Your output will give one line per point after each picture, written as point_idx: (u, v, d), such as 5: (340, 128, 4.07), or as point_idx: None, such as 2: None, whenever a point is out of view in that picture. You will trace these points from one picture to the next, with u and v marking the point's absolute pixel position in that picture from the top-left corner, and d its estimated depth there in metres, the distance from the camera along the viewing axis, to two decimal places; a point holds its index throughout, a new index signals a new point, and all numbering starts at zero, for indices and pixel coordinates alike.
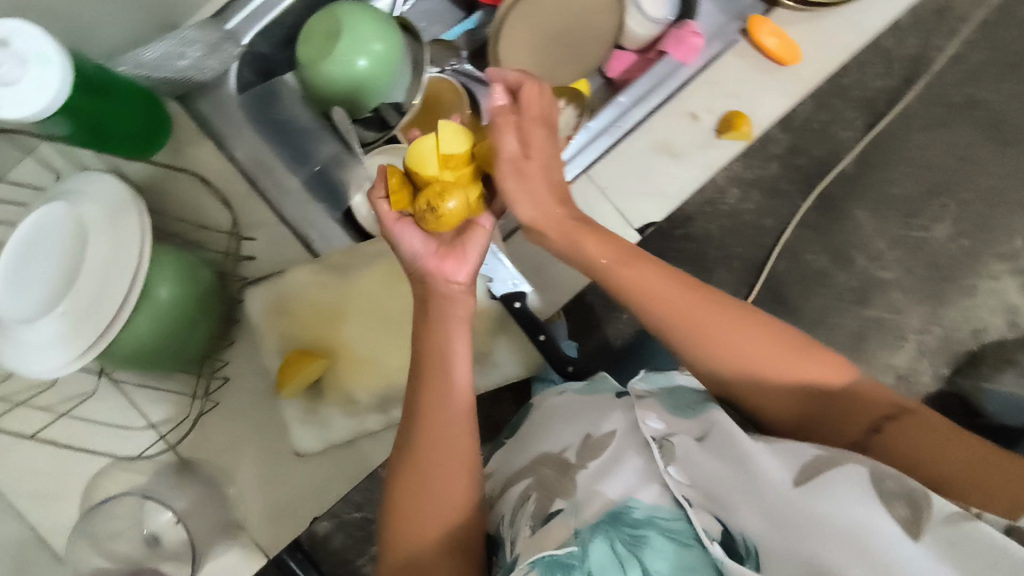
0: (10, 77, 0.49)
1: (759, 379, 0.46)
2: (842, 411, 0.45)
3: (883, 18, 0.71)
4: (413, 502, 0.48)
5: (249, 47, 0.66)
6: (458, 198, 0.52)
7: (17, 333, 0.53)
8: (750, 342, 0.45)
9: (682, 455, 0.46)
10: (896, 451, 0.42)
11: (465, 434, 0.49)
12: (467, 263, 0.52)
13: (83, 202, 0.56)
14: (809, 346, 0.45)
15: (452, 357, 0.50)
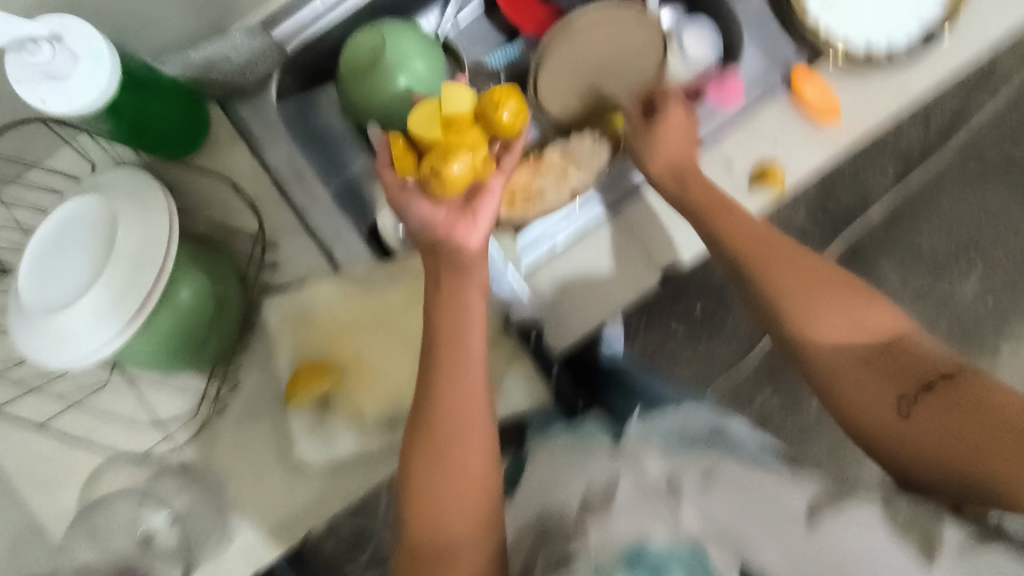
0: (58, 73, 0.48)
1: (835, 339, 0.54)
2: (901, 371, 0.52)
3: (930, 78, 0.65)
4: (435, 494, 0.49)
5: (294, 56, 0.69)
6: (464, 162, 0.54)
7: (42, 321, 0.54)
8: (829, 310, 0.55)
9: (691, 495, 0.48)
10: (946, 415, 0.48)
11: (480, 430, 0.51)
12: (480, 228, 0.53)
13: (117, 197, 0.57)
14: (877, 313, 0.55)
15: (466, 348, 0.52)
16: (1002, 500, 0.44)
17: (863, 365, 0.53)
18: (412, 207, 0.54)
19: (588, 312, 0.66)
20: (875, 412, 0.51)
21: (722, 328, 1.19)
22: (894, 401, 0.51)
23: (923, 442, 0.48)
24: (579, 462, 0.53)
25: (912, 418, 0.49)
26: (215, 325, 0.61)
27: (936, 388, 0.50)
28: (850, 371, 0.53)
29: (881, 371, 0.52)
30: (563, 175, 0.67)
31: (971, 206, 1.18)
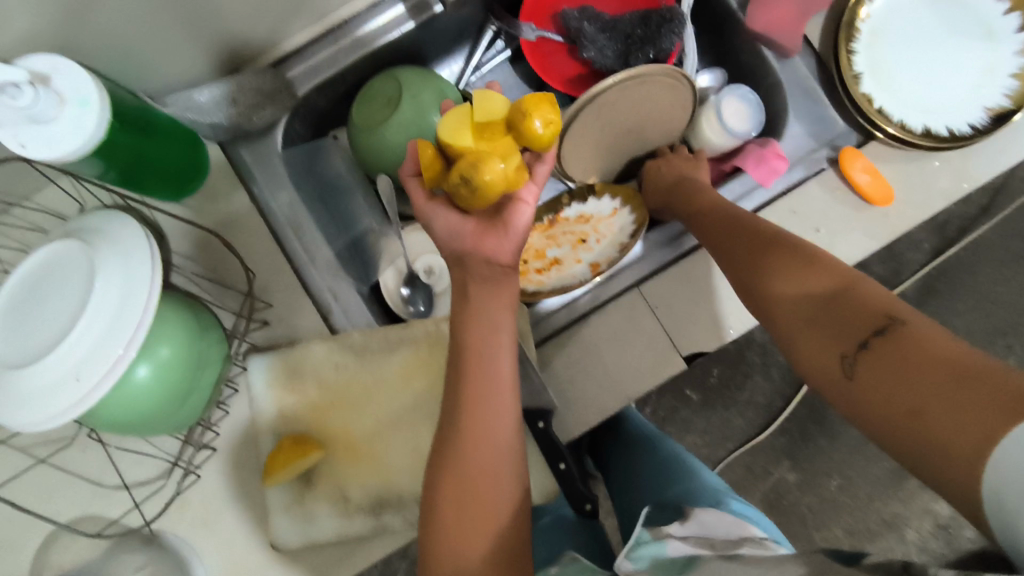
0: (44, 116, 0.44)
1: (782, 297, 0.48)
2: (845, 323, 0.43)
3: (992, 167, 0.60)
4: (456, 555, 0.44)
5: (304, 99, 0.65)
6: (500, 166, 0.42)
7: (7, 380, 0.49)
8: (776, 272, 0.49)
9: None
10: (887, 374, 0.39)
11: (504, 488, 0.46)
12: (510, 242, 0.47)
13: (98, 242, 0.52)
14: (833, 266, 0.47)
15: (497, 396, 0.46)
16: (946, 483, 0.35)
17: (809, 323, 0.45)
18: (439, 218, 0.48)
19: (601, 398, 0.59)
20: (822, 372, 0.44)
21: (739, 397, 1.12)
22: (837, 360, 0.43)
23: (862, 404, 0.40)
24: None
25: (853, 377, 0.41)
26: (195, 385, 0.55)
27: (880, 337, 0.41)
28: (797, 325, 0.46)
29: (826, 325, 0.44)
30: (581, 243, 0.65)
31: (1009, 287, 1.11)
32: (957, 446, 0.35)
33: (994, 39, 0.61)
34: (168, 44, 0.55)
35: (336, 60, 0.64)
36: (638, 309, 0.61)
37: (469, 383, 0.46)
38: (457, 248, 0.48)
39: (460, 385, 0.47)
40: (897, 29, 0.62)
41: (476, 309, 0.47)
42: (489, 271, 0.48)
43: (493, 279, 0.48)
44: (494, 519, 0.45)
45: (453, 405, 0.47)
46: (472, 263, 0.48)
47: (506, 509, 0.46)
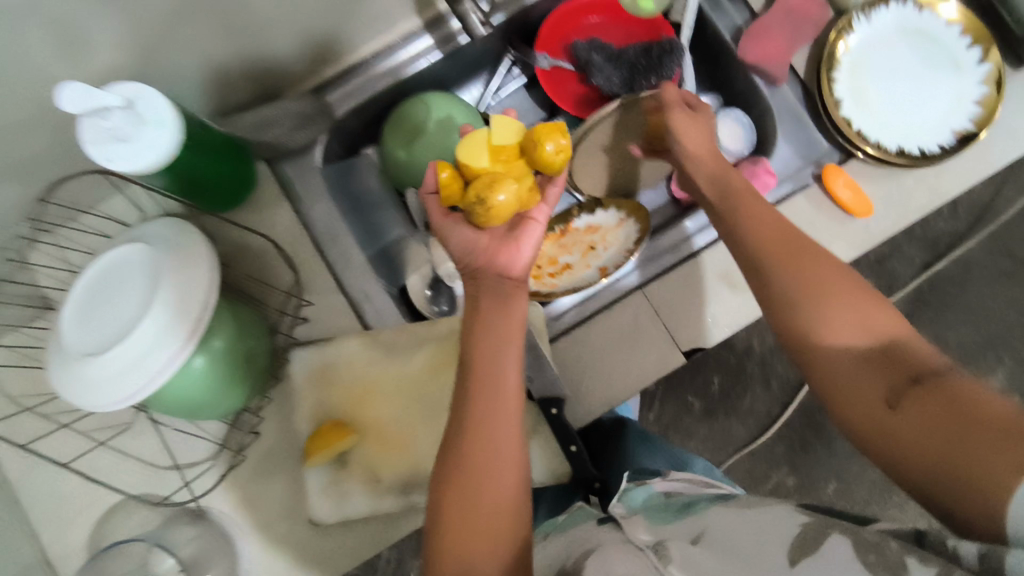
0: (126, 134, 0.50)
1: (830, 327, 0.46)
2: (894, 362, 0.43)
3: (961, 184, 0.66)
4: (466, 548, 0.43)
5: (341, 121, 0.72)
6: (510, 189, 0.49)
7: (81, 367, 0.56)
8: (832, 287, 0.47)
9: (679, 558, 0.40)
10: (933, 409, 0.39)
11: (514, 489, 0.46)
12: (522, 255, 0.52)
13: (160, 245, 0.59)
14: (885, 313, 0.46)
15: (501, 405, 0.47)
16: (972, 513, 0.34)
17: (854, 360, 0.44)
18: (456, 236, 0.53)
19: (607, 390, 0.65)
20: (860, 404, 0.43)
21: (740, 405, 1.16)
22: (879, 394, 0.42)
23: (903, 438, 0.40)
24: (575, 536, 0.48)
25: (898, 411, 0.41)
26: (242, 376, 0.62)
27: (929, 383, 0.41)
28: (843, 345, 0.45)
29: (874, 364, 0.44)
30: (590, 250, 0.71)
31: (999, 301, 1.16)
32: (994, 477, 0.34)
33: (960, 69, 0.68)
34: (224, 71, 0.62)
35: (369, 86, 0.71)
36: (643, 309, 0.67)
37: (474, 391, 0.47)
38: (473, 261, 0.52)
39: (465, 392, 0.47)
40: (875, 60, 0.69)
41: (485, 317, 0.49)
42: (500, 281, 0.52)
43: (505, 289, 0.51)
44: (504, 516, 0.45)
45: (458, 412, 0.47)
46: (484, 276, 0.52)
47: (515, 507, 0.46)
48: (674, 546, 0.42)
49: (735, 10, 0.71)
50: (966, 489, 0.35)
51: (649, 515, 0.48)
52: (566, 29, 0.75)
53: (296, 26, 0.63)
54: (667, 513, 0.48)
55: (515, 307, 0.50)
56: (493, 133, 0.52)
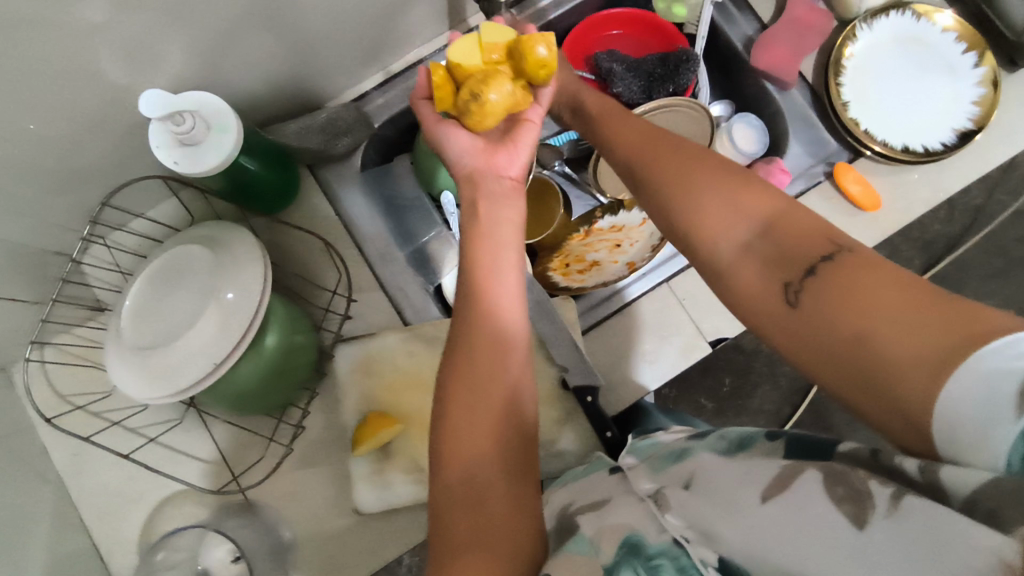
0: (192, 138, 0.54)
1: (710, 226, 0.44)
2: (787, 250, 0.41)
3: (960, 180, 0.71)
4: (469, 455, 0.43)
5: (377, 129, 0.76)
6: (502, 89, 0.53)
7: (141, 357, 0.59)
8: (710, 185, 0.45)
9: (676, 505, 0.41)
10: (831, 303, 0.37)
11: (521, 403, 0.46)
12: (517, 157, 0.56)
13: (217, 245, 0.63)
14: (760, 188, 0.44)
15: (496, 322, 0.47)
16: (897, 411, 0.34)
17: (744, 257, 0.42)
18: (454, 139, 0.57)
19: (638, 377, 0.69)
20: (758, 303, 0.41)
21: (750, 403, 1.19)
22: (774, 289, 0.40)
23: (806, 339, 0.38)
24: (588, 485, 0.50)
25: (800, 310, 0.39)
26: (291, 370, 0.65)
27: (822, 269, 0.39)
28: (735, 249, 0.43)
29: (761, 253, 0.42)
30: (616, 247, 0.76)
31: (997, 299, 1.20)
32: (911, 373, 0.33)
33: (957, 72, 0.73)
34: (273, 82, 0.67)
35: (404, 97, 0.76)
36: (668, 302, 0.70)
37: (477, 305, 0.47)
38: (470, 163, 0.56)
39: (467, 307, 0.48)
40: (877, 65, 0.74)
41: (489, 230, 0.51)
42: (499, 182, 0.55)
43: (502, 190, 0.55)
44: (508, 428, 0.45)
45: (461, 328, 0.47)
46: (481, 178, 0.55)
47: (520, 424, 0.45)
48: (670, 492, 0.43)
49: (745, 22, 0.77)
50: (886, 395, 0.34)
51: (652, 465, 0.48)
52: (586, 41, 0.79)
53: (339, 39, 0.67)
54: (670, 459, 0.47)
55: (513, 207, 0.54)
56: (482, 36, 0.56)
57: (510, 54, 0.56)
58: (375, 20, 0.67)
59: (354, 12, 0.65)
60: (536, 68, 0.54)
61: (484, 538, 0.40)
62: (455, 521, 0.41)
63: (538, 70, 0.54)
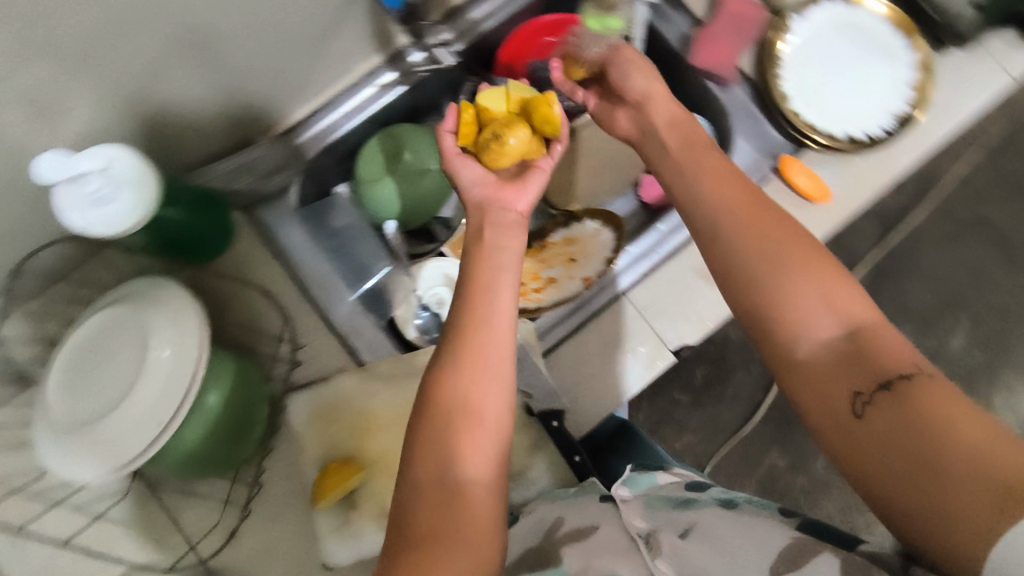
0: (106, 197, 0.50)
1: (796, 317, 0.45)
2: (864, 362, 0.42)
3: (907, 159, 0.71)
4: (443, 453, 0.43)
5: (313, 161, 0.72)
6: (519, 137, 0.56)
7: (72, 436, 0.55)
8: (799, 277, 0.46)
9: (668, 551, 0.46)
10: (899, 426, 0.38)
11: (498, 412, 0.45)
12: (527, 194, 0.56)
13: (148, 304, 0.58)
14: (855, 298, 0.45)
15: (490, 330, 0.47)
16: (940, 544, 0.34)
17: (821, 358, 0.43)
18: (467, 170, 0.57)
19: (604, 395, 0.67)
20: (825, 407, 0.42)
21: (725, 392, 1.14)
22: (846, 397, 0.42)
23: (870, 451, 0.39)
24: (575, 504, 0.54)
25: (866, 421, 0.40)
26: (241, 428, 0.61)
27: (898, 391, 0.40)
28: (810, 350, 0.44)
29: (843, 361, 0.43)
30: (571, 262, 0.73)
31: (952, 266, 1.15)
32: (970, 516, 0.33)
33: (893, 56, 0.73)
34: (195, 123, 0.63)
35: (339, 124, 0.73)
36: (629, 314, 0.69)
37: (470, 317, 0.47)
38: (480, 193, 0.56)
39: (461, 316, 0.48)
40: (815, 55, 0.73)
41: (488, 251, 0.51)
42: (505, 214, 0.54)
43: (508, 222, 0.54)
44: (485, 435, 0.44)
45: (450, 335, 0.48)
46: (489, 208, 0.55)
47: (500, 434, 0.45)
48: (664, 537, 0.47)
49: (679, 19, 0.75)
50: (932, 525, 0.35)
51: (648, 500, 0.53)
52: (523, 52, 0.76)
53: (254, 69, 0.63)
54: (667, 498, 0.52)
55: (515, 237, 0.53)
56: (509, 94, 0.61)
57: (526, 107, 0.60)
58: (302, 47, 0.65)
59: (279, 41, 0.62)
60: (546, 124, 0.58)
61: (445, 542, 0.40)
62: (421, 518, 0.41)
63: (548, 124, 0.58)
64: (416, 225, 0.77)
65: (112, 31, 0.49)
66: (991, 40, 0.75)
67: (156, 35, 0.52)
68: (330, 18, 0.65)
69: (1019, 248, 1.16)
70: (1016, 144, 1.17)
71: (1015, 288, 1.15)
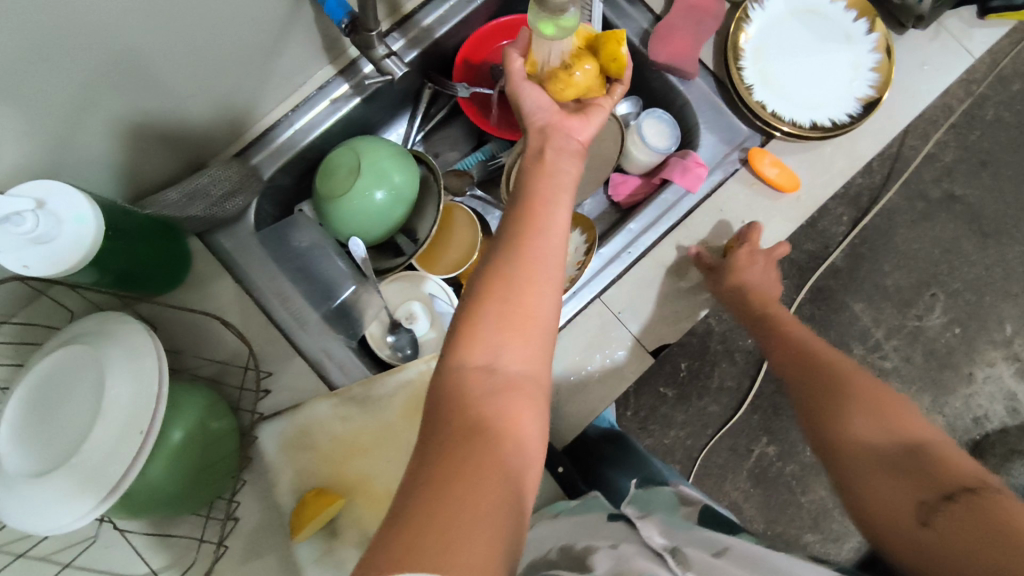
0: (47, 234, 0.48)
1: (859, 442, 0.53)
2: (930, 477, 0.47)
3: (873, 145, 0.71)
4: (494, 342, 0.41)
5: (269, 180, 0.72)
6: (587, 71, 0.55)
7: (27, 488, 0.51)
8: (865, 413, 0.54)
9: (700, 564, 0.42)
10: (957, 523, 0.42)
11: (547, 322, 0.43)
12: (590, 125, 0.55)
13: (105, 344, 0.55)
14: (918, 427, 0.52)
15: (545, 235, 0.46)
16: None
17: (887, 474, 0.49)
18: (531, 95, 0.55)
19: (586, 404, 0.66)
20: (894, 516, 0.47)
21: (710, 384, 1.10)
22: (913, 505, 0.46)
23: (940, 553, 0.42)
24: (586, 526, 0.50)
25: (928, 526, 0.44)
26: (210, 465, 0.58)
27: (957, 498, 0.44)
28: (874, 469, 0.50)
29: (906, 473, 0.48)
30: None
31: (924, 245, 1.15)
32: None
33: (853, 41, 0.73)
34: (138, 146, 0.62)
35: (295, 140, 0.72)
36: (604, 317, 0.68)
37: (527, 221, 0.46)
38: (544, 119, 0.55)
39: (518, 217, 0.47)
40: (775, 42, 0.73)
41: (546, 170, 0.50)
42: (568, 141, 0.53)
43: (571, 149, 0.53)
44: (535, 342, 0.43)
45: (505, 236, 0.46)
46: (554, 133, 0.54)
47: (546, 348, 0.44)
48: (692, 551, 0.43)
49: (638, 14, 0.74)
50: None
51: (664, 520, 0.50)
52: (478, 54, 0.78)
53: (198, 87, 0.62)
54: (681, 523, 0.50)
55: (574, 165, 0.52)
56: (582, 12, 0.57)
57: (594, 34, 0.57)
58: (245, 64, 0.64)
59: (220, 58, 0.61)
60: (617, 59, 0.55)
61: (488, 432, 0.37)
62: (464, 410, 0.39)
63: (614, 62, 0.55)
64: (381, 240, 0.75)
65: (35, 60, 0.47)
66: (948, 18, 0.75)
67: (85, 60, 0.50)
68: (274, 33, 0.63)
69: (988, 223, 1.16)
70: (979, 118, 1.17)
71: (988, 262, 1.16)
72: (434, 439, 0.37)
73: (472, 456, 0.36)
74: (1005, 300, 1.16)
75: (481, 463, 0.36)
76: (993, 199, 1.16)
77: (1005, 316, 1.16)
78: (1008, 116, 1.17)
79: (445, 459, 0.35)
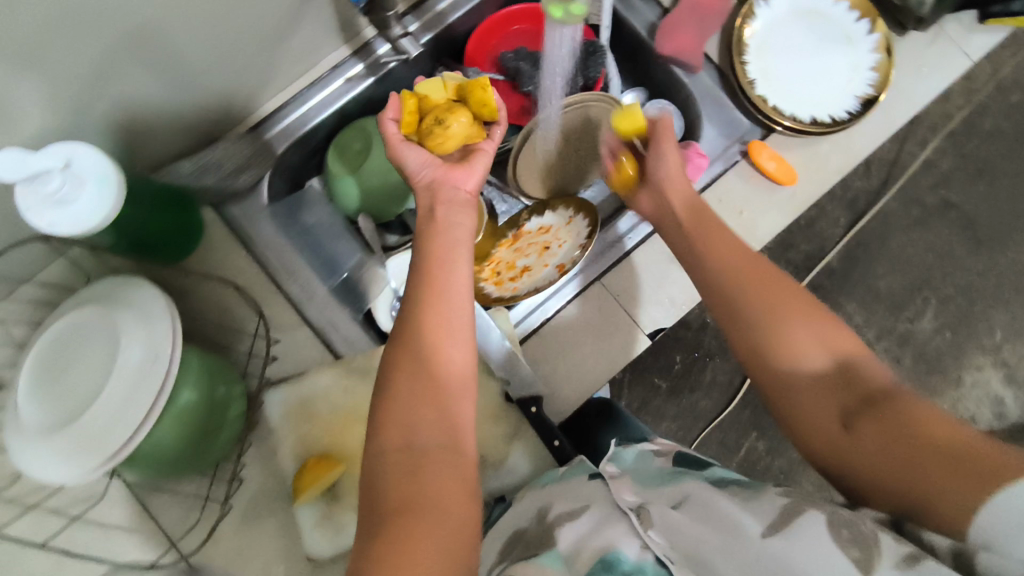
0: (66, 197, 0.49)
1: (792, 347, 0.49)
2: (851, 391, 0.47)
3: (869, 143, 0.73)
4: (408, 422, 0.44)
5: (282, 155, 0.73)
6: (462, 121, 0.58)
7: (42, 442, 0.53)
8: (795, 313, 0.50)
9: (660, 522, 0.46)
10: (880, 436, 0.43)
11: (463, 372, 0.47)
12: (475, 172, 0.57)
13: (118, 306, 0.57)
14: (842, 333, 0.50)
15: (452, 294, 0.49)
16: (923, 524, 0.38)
17: (812, 380, 0.48)
18: (414, 155, 0.57)
19: (582, 380, 0.69)
20: (819, 430, 0.47)
21: (702, 379, 1.11)
22: (837, 417, 0.47)
23: (861, 468, 0.43)
24: (567, 488, 0.54)
25: (854, 434, 0.45)
26: (213, 426, 0.60)
27: (878, 409, 0.45)
28: (797, 385, 0.49)
29: (831, 390, 0.48)
30: (545, 250, 0.74)
31: (918, 250, 1.17)
32: (947, 502, 0.37)
33: (854, 41, 0.75)
34: (157, 114, 0.63)
35: (308, 117, 0.74)
36: (602, 298, 0.71)
37: (428, 285, 0.48)
38: (430, 175, 0.56)
39: (419, 283, 0.49)
40: (778, 41, 0.75)
41: (444, 226, 0.52)
42: (455, 192, 0.56)
43: (459, 201, 0.55)
44: (452, 398, 0.46)
45: (412, 307, 0.48)
46: (440, 188, 0.56)
47: (466, 397, 0.47)
48: (655, 509, 0.47)
49: (647, 8, 0.76)
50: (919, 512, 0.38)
51: (636, 478, 0.53)
52: (490, 40, 0.80)
53: (216, 58, 0.63)
54: (653, 480, 0.53)
55: (467, 215, 0.55)
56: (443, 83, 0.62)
57: (462, 93, 0.61)
58: (262, 40, 0.65)
59: (238, 33, 0.62)
60: (484, 105, 0.59)
61: (417, 506, 0.40)
62: (393, 490, 0.41)
63: (485, 107, 0.59)
64: (387, 217, 0.77)
65: (67, 24, 0.49)
66: (949, 23, 0.77)
67: (106, 29, 0.52)
68: (292, 9, 0.65)
69: (982, 230, 1.18)
70: (978, 127, 1.19)
71: (979, 269, 1.18)
72: (371, 522, 0.40)
73: (405, 537, 0.38)
74: (994, 307, 1.18)
75: (418, 535, 0.38)
76: (987, 207, 1.19)
77: (995, 322, 1.18)
78: (1005, 126, 1.19)
79: (378, 545, 0.38)
